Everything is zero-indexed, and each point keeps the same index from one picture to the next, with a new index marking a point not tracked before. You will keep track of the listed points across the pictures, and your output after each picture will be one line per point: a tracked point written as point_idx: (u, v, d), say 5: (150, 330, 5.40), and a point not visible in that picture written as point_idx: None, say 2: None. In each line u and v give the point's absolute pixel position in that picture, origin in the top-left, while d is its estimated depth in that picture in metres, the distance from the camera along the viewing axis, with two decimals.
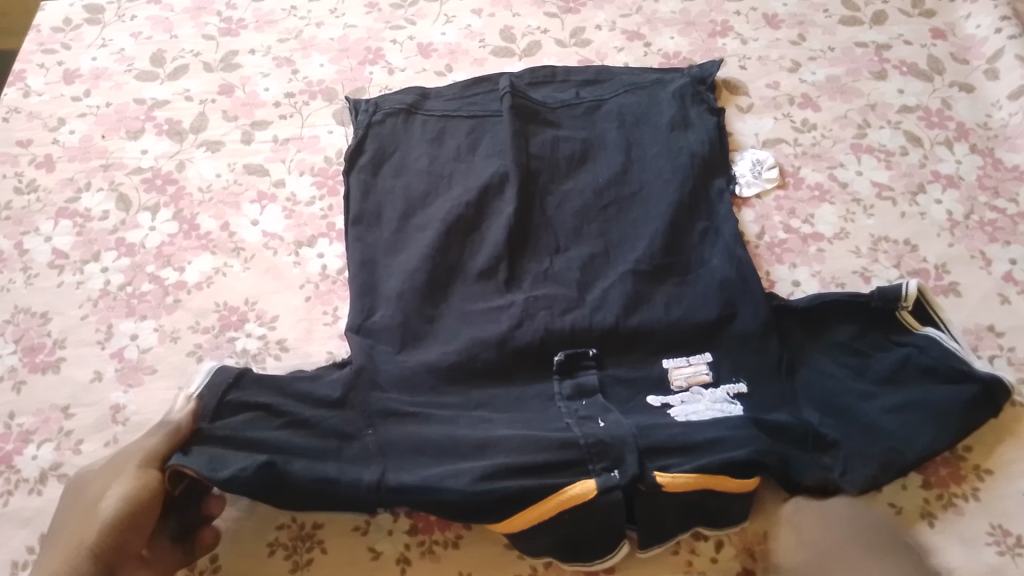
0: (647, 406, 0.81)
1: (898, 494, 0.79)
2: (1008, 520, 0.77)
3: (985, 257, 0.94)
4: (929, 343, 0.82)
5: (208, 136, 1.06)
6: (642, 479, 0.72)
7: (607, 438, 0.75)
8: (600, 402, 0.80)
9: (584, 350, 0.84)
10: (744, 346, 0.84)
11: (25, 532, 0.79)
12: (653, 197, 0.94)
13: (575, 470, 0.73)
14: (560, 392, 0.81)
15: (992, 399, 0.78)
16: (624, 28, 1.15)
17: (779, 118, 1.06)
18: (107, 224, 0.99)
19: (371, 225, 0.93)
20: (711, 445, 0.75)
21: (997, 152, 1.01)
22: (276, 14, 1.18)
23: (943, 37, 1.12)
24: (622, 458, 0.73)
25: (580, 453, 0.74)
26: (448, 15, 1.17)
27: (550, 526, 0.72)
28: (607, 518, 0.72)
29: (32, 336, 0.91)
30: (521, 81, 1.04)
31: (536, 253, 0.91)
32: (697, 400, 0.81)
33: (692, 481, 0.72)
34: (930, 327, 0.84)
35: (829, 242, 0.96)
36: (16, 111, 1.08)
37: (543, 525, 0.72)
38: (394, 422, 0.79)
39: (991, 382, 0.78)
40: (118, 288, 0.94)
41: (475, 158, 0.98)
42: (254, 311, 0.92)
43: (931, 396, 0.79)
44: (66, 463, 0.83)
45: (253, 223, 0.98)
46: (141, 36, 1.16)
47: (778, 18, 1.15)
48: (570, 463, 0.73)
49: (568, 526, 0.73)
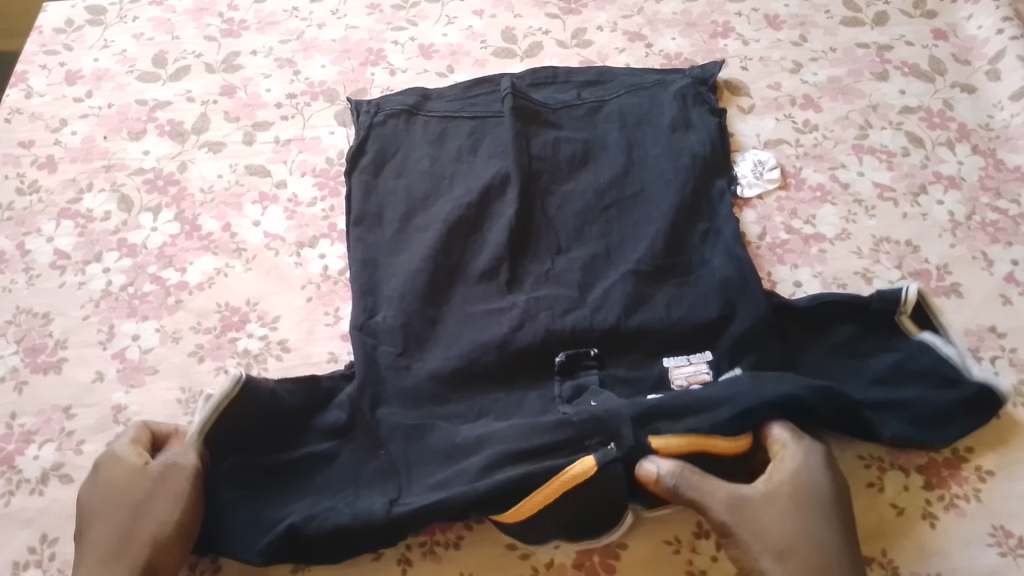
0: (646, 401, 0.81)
1: (900, 495, 0.79)
2: (1010, 521, 0.77)
3: (988, 258, 0.93)
4: (923, 348, 0.83)
5: (210, 137, 1.06)
6: (638, 450, 0.73)
7: (601, 413, 0.75)
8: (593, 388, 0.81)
9: (584, 350, 0.84)
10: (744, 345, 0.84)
11: (27, 532, 0.79)
12: (654, 198, 0.94)
13: (573, 450, 0.73)
14: (560, 394, 0.82)
15: (983, 408, 0.80)
16: (625, 29, 1.15)
17: (781, 119, 1.06)
18: (109, 224, 0.99)
19: (372, 225, 0.93)
20: (706, 402, 0.76)
21: (999, 153, 1.01)
22: (278, 15, 1.18)
23: (944, 38, 1.12)
24: (618, 431, 0.74)
25: (576, 430, 0.74)
26: (450, 16, 1.17)
27: (556, 509, 0.72)
28: (609, 493, 0.72)
29: (34, 337, 0.91)
30: (522, 82, 1.04)
31: (538, 254, 0.91)
32: None
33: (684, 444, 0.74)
34: (927, 331, 0.84)
35: (830, 243, 0.96)
36: (18, 112, 1.09)
37: (548, 510, 0.72)
38: (399, 437, 0.80)
39: (981, 390, 0.80)
40: (120, 288, 0.94)
41: (477, 159, 0.98)
42: (256, 311, 0.92)
43: (924, 398, 0.80)
44: (68, 464, 0.83)
45: (255, 223, 0.98)
46: (143, 37, 1.16)
47: (779, 19, 1.15)
48: (567, 444, 0.74)
49: (573, 510, 0.73)
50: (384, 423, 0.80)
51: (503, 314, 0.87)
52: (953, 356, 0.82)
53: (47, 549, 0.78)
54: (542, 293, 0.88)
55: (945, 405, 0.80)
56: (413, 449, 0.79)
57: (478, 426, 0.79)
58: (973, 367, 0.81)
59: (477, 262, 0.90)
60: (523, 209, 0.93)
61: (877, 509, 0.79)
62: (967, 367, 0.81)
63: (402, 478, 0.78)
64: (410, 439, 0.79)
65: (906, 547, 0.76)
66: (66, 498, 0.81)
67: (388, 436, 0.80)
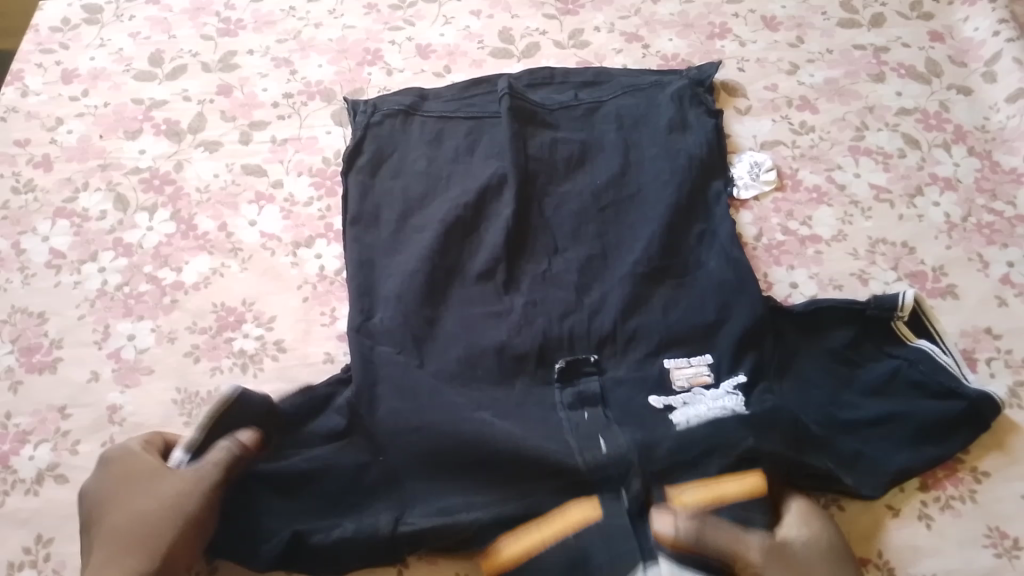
0: (648, 406, 0.81)
1: (896, 496, 0.79)
2: (1004, 522, 0.77)
3: (983, 260, 0.94)
4: (920, 357, 0.83)
5: (207, 137, 1.06)
6: (651, 500, 0.74)
7: (610, 459, 0.75)
8: (601, 415, 0.80)
9: (585, 356, 0.84)
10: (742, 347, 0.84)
11: (22, 533, 0.79)
12: (651, 199, 0.94)
13: (575, 498, 0.75)
14: (562, 401, 0.82)
15: (980, 416, 0.79)
16: (623, 30, 1.15)
17: (778, 120, 1.06)
18: (106, 224, 0.99)
19: (369, 226, 0.93)
20: (712, 429, 0.77)
21: (995, 155, 1.02)
22: (275, 14, 1.18)
23: (941, 40, 1.12)
24: (627, 479, 0.75)
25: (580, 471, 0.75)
26: (447, 17, 1.17)
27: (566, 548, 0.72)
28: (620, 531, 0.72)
29: (30, 337, 0.91)
30: (519, 83, 1.04)
31: (534, 254, 0.91)
32: (699, 401, 0.81)
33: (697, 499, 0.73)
34: (923, 339, 0.84)
35: (827, 244, 0.96)
36: (14, 111, 1.08)
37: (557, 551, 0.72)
38: (398, 440, 0.79)
39: (978, 400, 0.79)
40: (116, 288, 0.94)
41: (474, 160, 0.97)
42: (252, 311, 0.92)
43: (918, 407, 0.80)
44: (64, 464, 0.83)
45: (251, 223, 0.98)
46: (140, 37, 1.15)
47: (777, 21, 1.15)
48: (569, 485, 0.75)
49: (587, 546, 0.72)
50: (383, 423, 0.79)
51: (501, 316, 0.87)
52: (948, 365, 0.82)
53: (43, 550, 0.78)
54: (540, 295, 0.88)
55: (939, 415, 0.79)
56: (412, 452, 0.78)
57: (482, 426, 0.78)
58: (969, 376, 0.81)
59: (475, 263, 0.90)
60: (520, 210, 0.93)
61: (873, 510, 0.79)
62: (964, 375, 0.81)
63: (405, 491, 0.78)
64: (409, 441, 0.78)
65: (902, 548, 0.77)
66: (62, 499, 0.81)
67: (388, 440, 0.79)
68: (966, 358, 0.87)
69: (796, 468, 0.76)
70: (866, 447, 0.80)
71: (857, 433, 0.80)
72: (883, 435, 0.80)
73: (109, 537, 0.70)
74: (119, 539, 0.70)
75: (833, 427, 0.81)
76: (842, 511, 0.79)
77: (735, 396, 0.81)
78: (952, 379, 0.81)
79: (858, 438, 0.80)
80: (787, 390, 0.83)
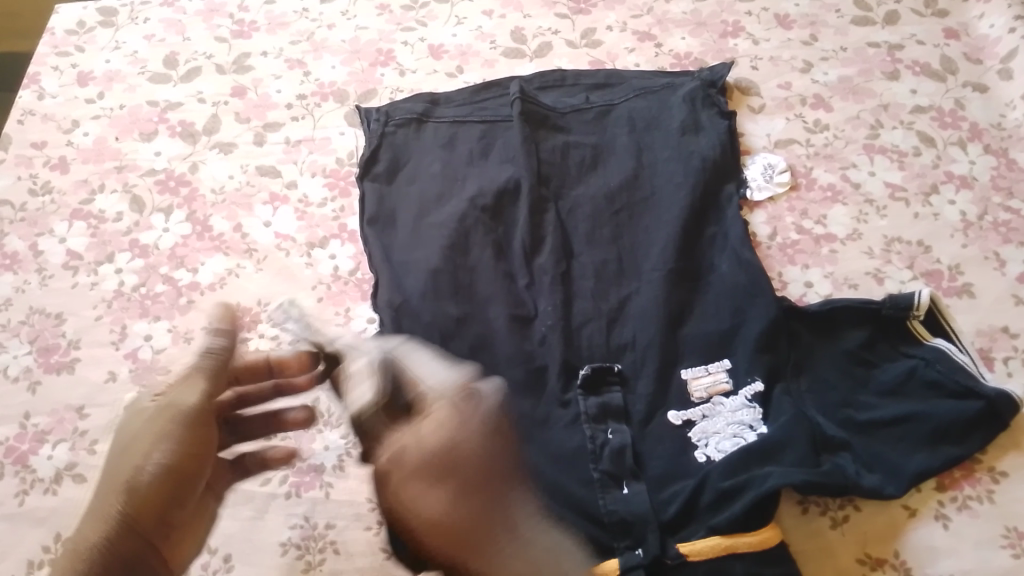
0: (667, 424, 0.82)
1: (911, 495, 0.79)
2: (1021, 523, 0.77)
3: (1000, 258, 0.93)
4: (937, 356, 0.82)
5: (221, 138, 1.06)
6: (665, 554, 0.74)
7: (629, 517, 0.77)
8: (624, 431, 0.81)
9: (608, 366, 0.84)
10: (758, 349, 0.84)
11: (41, 531, 0.80)
12: (667, 204, 0.94)
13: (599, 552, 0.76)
14: (585, 411, 0.82)
15: (999, 416, 0.79)
16: (635, 29, 1.15)
17: (791, 119, 1.06)
18: (121, 225, 0.99)
19: (386, 228, 0.94)
20: (743, 462, 0.78)
21: (1011, 153, 1.01)
22: (288, 16, 1.18)
23: (956, 37, 1.11)
24: (644, 536, 0.76)
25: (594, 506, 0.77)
26: (459, 17, 1.17)
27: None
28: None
29: (47, 337, 0.91)
30: (530, 85, 1.05)
31: (550, 256, 0.91)
32: (716, 414, 0.82)
33: (712, 547, 0.74)
34: (939, 338, 0.84)
35: (841, 242, 0.95)
36: (31, 114, 1.09)
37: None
38: None
39: (995, 399, 0.79)
40: (132, 289, 0.94)
41: (487, 164, 0.98)
42: (267, 312, 0.92)
43: (935, 407, 0.80)
44: (81, 463, 0.83)
45: (266, 224, 0.99)
46: (154, 38, 1.16)
47: (790, 18, 1.15)
48: (586, 515, 0.77)
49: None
50: None
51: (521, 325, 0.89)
52: (964, 364, 0.82)
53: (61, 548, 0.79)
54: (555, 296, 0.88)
55: (957, 415, 0.79)
56: None
57: None
58: (986, 374, 0.81)
59: (491, 265, 0.90)
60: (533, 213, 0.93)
61: (888, 510, 0.79)
62: (981, 374, 0.81)
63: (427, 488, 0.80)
64: None
65: (918, 547, 0.76)
66: (79, 497, 0.81)
67: None
68: (982, 357, 0.87)
69: (815, 487, 0.75)
70: (882, 446, 0.80)
71: (878, 433, 0.80)
72: (903, 433, 0.80)
73: (94, 504, 0.68)
74: (92, 509, 0.67)
75: (854, 429, 0.80)
76: (858, 511, 0.79)
77: (753, 408, 0.82)
78: (970, 381, 0.80)
79: (878, 438, 0.80)
80: (803, 391, 0.83)
